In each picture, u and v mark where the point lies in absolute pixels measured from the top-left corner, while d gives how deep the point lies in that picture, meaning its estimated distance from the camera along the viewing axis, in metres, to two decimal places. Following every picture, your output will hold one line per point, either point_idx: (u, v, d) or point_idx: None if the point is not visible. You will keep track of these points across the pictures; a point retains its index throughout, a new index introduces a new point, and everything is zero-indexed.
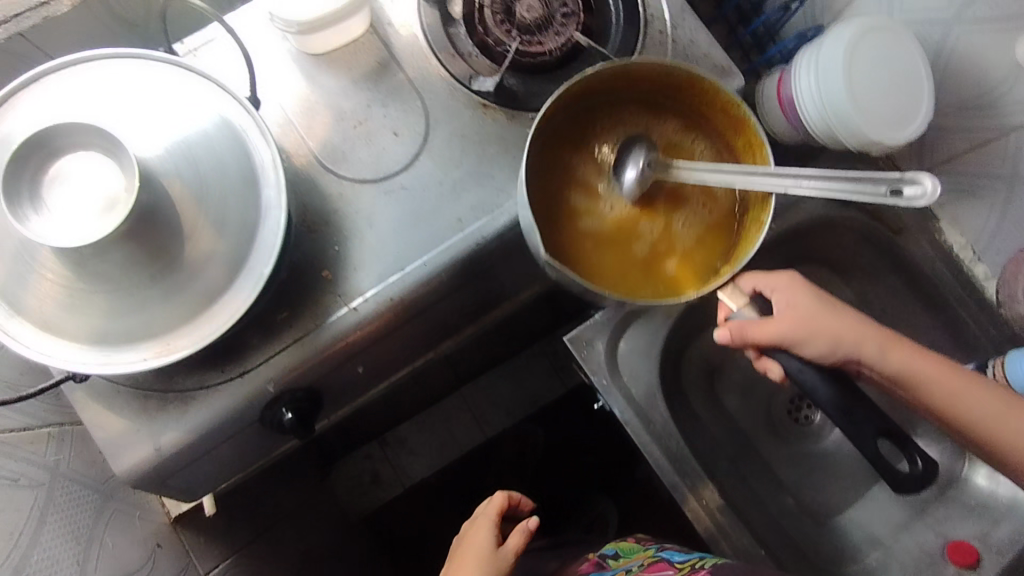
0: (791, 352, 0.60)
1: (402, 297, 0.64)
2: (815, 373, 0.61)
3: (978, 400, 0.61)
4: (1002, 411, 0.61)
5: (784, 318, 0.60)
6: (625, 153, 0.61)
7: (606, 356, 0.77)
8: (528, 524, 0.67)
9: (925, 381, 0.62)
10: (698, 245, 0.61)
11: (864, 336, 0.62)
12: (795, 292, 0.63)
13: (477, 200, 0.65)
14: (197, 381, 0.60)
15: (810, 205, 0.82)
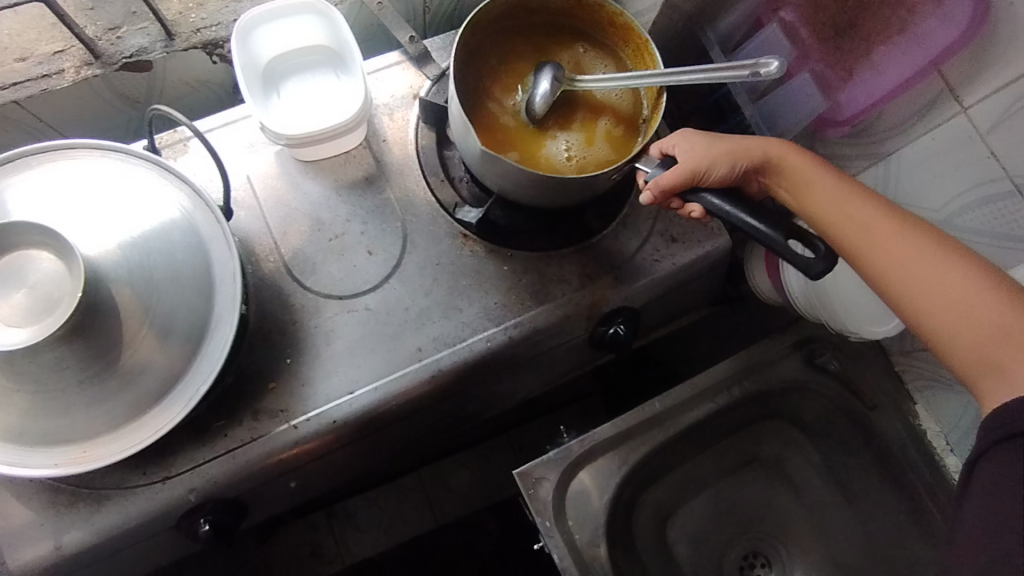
0: (722, 195, 0.54)
1: (346, 421, 0.61)
2: (697, 193, 0.55)
3: (972, 301, 0.45)
4: (991, 322, 0.44)
5: (693, 159, 0.55)
6: (532, 85, 0.61)
7: (554, 499, 0.73)
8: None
9: (894, 259, 0.48)
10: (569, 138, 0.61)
11: (858, 218, 0.50)
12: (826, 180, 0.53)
13: (439, 331, 0.63)
14: (115, 481, 0.58)
15: (785, 368, 0.81)
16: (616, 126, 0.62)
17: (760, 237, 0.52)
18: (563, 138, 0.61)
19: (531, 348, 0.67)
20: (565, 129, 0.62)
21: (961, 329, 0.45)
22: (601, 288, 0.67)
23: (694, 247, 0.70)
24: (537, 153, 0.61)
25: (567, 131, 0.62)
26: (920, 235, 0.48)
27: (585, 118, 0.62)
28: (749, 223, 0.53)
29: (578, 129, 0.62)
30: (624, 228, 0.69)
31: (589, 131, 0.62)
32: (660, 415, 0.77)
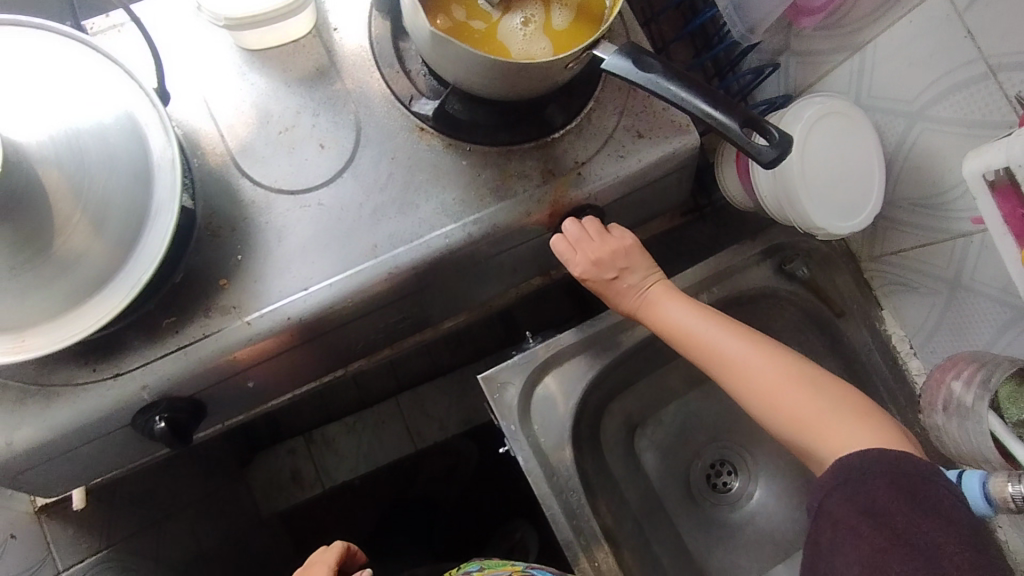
0: (684, 84, 0.51)
1: (302, 318, 0.60)
2: (658, 71, 0.52)
3: (795, 391, 0.60)
4: (848, 424, 0.57)
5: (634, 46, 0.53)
6: None
7: (519, 402, 0.73)
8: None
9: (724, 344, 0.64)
10: (531, 22, 0.58)
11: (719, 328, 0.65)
12: (633, 262, 0.70)
13: (395, 227, 0.62)
14: (65, 377, 0.57)
15: (754, 275, 0.80)
16: (579, 12, 0.59)
17: (725, 130, 0.50)
18: (522, 11, 0.58)
19: (492, 248, 0.66)
20: (525, 1, 0.58)
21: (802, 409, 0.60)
22: (565, 186, 0.66)
23: (661, 144, 0.68)
24: (496, 36, 0.58)
25: (528, 13, 0.58)
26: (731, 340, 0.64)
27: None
28: (710, 117, 0.50)
29: (540, 2, 0.58)
30: (588, 124, 0.67)
31: (551, 14, 0.58)
32: (627, 322, 0.76)
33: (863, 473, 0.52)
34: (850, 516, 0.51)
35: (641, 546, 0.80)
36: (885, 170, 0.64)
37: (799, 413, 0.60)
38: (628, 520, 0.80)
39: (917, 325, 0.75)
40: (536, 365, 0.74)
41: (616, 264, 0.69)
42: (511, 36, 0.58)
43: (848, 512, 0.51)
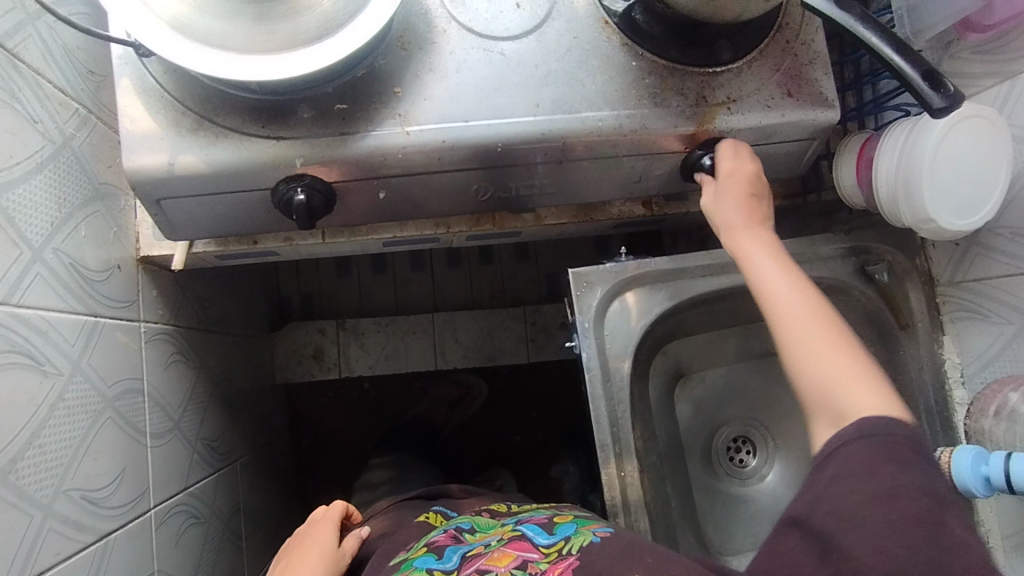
0: (876, 29, 0.56)
1: (454, 146, 0.65)
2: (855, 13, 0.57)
3: (833, 344, 0.56)
4: (855, 390, 0.54)
5: None
6: None
7: (598, 305, 0.77)
8: (363, 532, 0.81)
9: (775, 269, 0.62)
10: None
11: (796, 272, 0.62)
12: (754, 186, 0.69)
13: (559, 96, 0.66)
14: (236, 124, 0.61)
15: (835, 267, 0.85)
16: None
17: (904, 76, 0.55)
18: None
19: (630, 149, 0.70)
20: None
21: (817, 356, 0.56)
22: (712, 115, 0.71)
23: (806, 108, 0.73)
24: None
25: None
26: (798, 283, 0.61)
27: None
28: (895, 60, 0.55)
29: None
30: (748, 69, 0.72)
31: None
32: (716, 267, 0.80)
33: (882, 425, 0.50)
34: (865, 458, 0.49)
35: (659, 481, 0.83)
36: (1004, 188, 0.69)
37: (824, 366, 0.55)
38: (654, 455, 0.84)
39: (975, 354, 0.80)
40: (623, 276, 0.78)
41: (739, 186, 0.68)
42: None
43: (858, 457, 0.49)
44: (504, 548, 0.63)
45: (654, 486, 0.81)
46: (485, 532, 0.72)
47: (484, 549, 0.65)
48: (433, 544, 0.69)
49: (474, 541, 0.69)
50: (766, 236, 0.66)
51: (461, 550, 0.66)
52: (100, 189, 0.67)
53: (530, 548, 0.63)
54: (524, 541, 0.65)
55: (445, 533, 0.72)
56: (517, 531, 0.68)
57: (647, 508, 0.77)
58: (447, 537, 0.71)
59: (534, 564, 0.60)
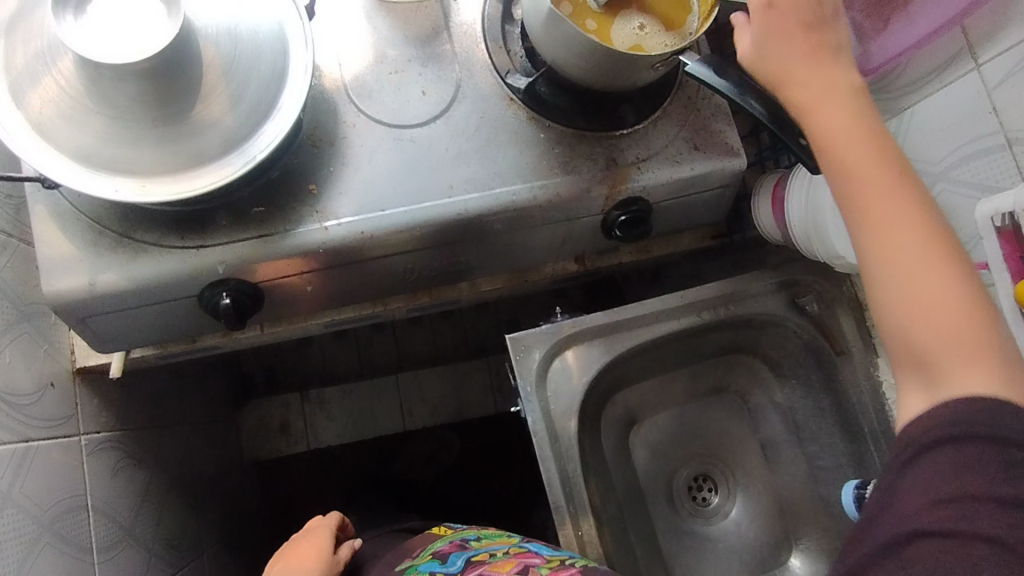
0: (752, 93, 0.60)
1: (374, 236, 0.66)
2: (732, 79, 0.61)
3: (932, 262, 0.46)
4: (965, 347, 0.46)
5: (715, 60, 0.62)
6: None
7: (538, 367, 0.79)
8: (354, 541, 0.81)
9: (880, 220, 0.47)
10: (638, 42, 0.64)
11: (914, 185, 0.47)
12: (825, 87, 0.50)
13: (472, 175, 0.69)
14: (154, 237, 0.62)
15: (767, 302, 0.87)
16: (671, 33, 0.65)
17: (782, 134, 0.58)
18: (633, 24, 0.65)
19: (549, 216, 0.73)
20: (636, 16, 0.65)
21: (932, 314, 0.46)
22: (622, 176, 0.73)
23: (713, 159, 0.76)
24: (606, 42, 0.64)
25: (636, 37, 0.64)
26: (901, 186, 0.47)
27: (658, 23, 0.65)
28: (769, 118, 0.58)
29: (649, 19, 0.65)
30: (653, 128, 0.75)
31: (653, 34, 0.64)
32: (650, 316, 0.83)
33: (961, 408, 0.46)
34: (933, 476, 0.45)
35: (619, 532, 0.83)
36: None
37: (934, 305, 0.46)
38: (612, 508, 0.83)
39: None
40: (560, 336, 0.80)
41: (814, 90, 0.50)
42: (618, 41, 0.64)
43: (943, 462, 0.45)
44: (509, 558, 0.65)
45: (614, 539, 0.81)
46: (491, 540, 0.73)
47: (489, 556, 0.67)
48: (441, 549, 0.71)
49: (479, 548, 0.70)
50: (876, 123, 0.49)
51: (466, 555, 0.68)
52: (27, 310, 0.68)
53: (537, 562, 0.64)
54: (528, 552, 0.67)
55: (451, 543, 0.74)
56: (523, 548, 0.69)
57: (609, 564, 0.77)
58: (455, 545, 0.72)
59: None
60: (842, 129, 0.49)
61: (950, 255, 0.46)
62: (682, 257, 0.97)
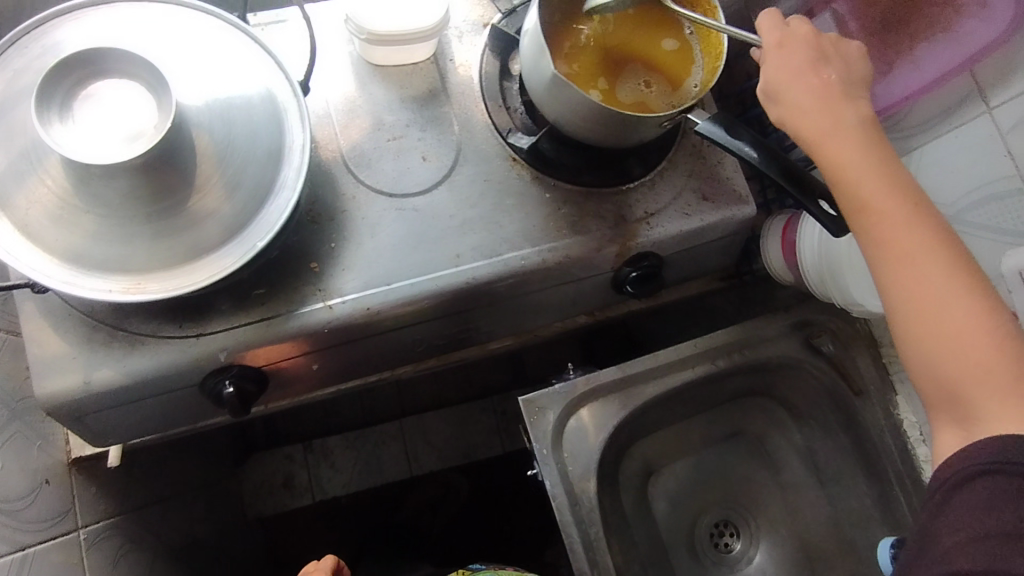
0: (761, 151, 0.59)
1: (380, 313, 0.64)
2: (746, 139, 0.60)
3: (968, 322, 0.46)
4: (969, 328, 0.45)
5: (724, 119, 0.61)
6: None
7: (553, 429, 0.76)
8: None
9: (900, 258, 0.47)
10: (639, 104, 0.65)
11: (943, 241, 0.47)
12: (840, 134, 0.50)
13: (479, 242, 0.67)
14: (151, 328, 0.59)
15: (782, 345, 0.85)
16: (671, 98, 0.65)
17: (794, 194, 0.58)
18: (636, 87, 0.66)
19: (559, 277, 0.71)
20: (639, 80, 0.66)
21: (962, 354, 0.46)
22: (631, 233, 0.71)
23: (723, 209, 0.74)
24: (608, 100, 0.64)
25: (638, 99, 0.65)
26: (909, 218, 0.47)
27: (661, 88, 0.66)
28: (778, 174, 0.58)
29: (650, 83, 0.66)
30: (661, 179, 0.73)
31: (654, 98, 0.65)
32: (664, 368, 0.81)
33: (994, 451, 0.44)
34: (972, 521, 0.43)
35: None
36: None
37: (936, 310, 0.46)
38: (636, 569, 0.81)
39: None
40: (575, 394, 0.77)
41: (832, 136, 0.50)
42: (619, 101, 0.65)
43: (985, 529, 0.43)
44: None
45: None
46: None
47: None
48: None
49: None
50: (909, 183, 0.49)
51: None
52: None
53: None
54: None
55: None
56: None
57: None
58: None
59: None
60: (870, 187, 0.49)
61: (985, 315, 0.45)
62: (691, 300, 0.95)
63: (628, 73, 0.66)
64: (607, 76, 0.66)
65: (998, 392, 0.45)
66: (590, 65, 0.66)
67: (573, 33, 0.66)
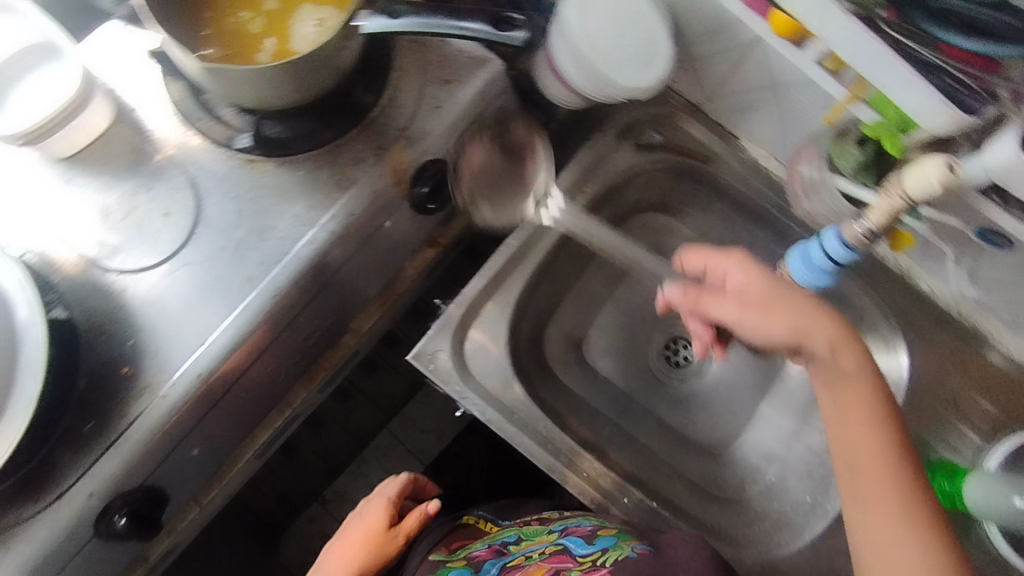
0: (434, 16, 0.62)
1: (214, 374, 0.62)
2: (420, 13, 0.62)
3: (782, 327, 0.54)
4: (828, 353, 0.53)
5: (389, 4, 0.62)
6: None
7: (455, 364, 0.76)
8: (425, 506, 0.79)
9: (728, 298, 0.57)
10: (320, 36, 0.61)
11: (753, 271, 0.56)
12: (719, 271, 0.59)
13: (264, 253, 0.65)
14: (13, 517, 0.59)
15: (616, 162, 0.84)
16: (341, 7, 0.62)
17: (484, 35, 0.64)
18: (308, 25, 0.62)
19: (361, 236, 0.69)
20: (307, 18, 0.62)
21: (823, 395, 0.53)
22: (399, 156, 0.69)
23: (469, 78, 0.71)
24: (287, 52, 0.61)
25: (316, 33, 0.61)
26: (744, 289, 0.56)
27: (328, 9, 0.62)
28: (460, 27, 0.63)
29: (318, 12, 0.62)
30: (398, 90, 0.71)
31: (327, 20, 0.61)
32: (523, 249, 0.80)
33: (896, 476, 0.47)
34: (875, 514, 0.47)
35: (626, 445, 0.82)
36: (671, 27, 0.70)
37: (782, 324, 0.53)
38: (607, 430, 0.82)
39: (774, 140, 0.78)
40: (455, 323, 0.77)
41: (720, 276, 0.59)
42: (300, 47, 0.61)
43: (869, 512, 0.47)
44: (540, 564, 0.63)
45: (625, 455, 0.81)
46: (529, 538, 0.71)
47: (524, 560, 0.66)
48: (473, 557, 0.72)
49: (517, 552, 0.69)
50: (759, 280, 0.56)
51: (500, 563, 0.68)
52: None
53: (570, 561, 0.62)
54: (564, 551, 0.64)
55: (488, 547, 0.73)
56: (561, 542, 0.66)
57: (633, 480, 0.77)
58: (489, 552, 0.72)
59: (608, 558, 0.59)
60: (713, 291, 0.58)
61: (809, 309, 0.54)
62: None
63: (292, 20, 0.62)
64: (274, 35, 0.62)
65: (858, 418, 0.50)
66: (253, 40, 0.61)
67: (214, 12, 0.62)
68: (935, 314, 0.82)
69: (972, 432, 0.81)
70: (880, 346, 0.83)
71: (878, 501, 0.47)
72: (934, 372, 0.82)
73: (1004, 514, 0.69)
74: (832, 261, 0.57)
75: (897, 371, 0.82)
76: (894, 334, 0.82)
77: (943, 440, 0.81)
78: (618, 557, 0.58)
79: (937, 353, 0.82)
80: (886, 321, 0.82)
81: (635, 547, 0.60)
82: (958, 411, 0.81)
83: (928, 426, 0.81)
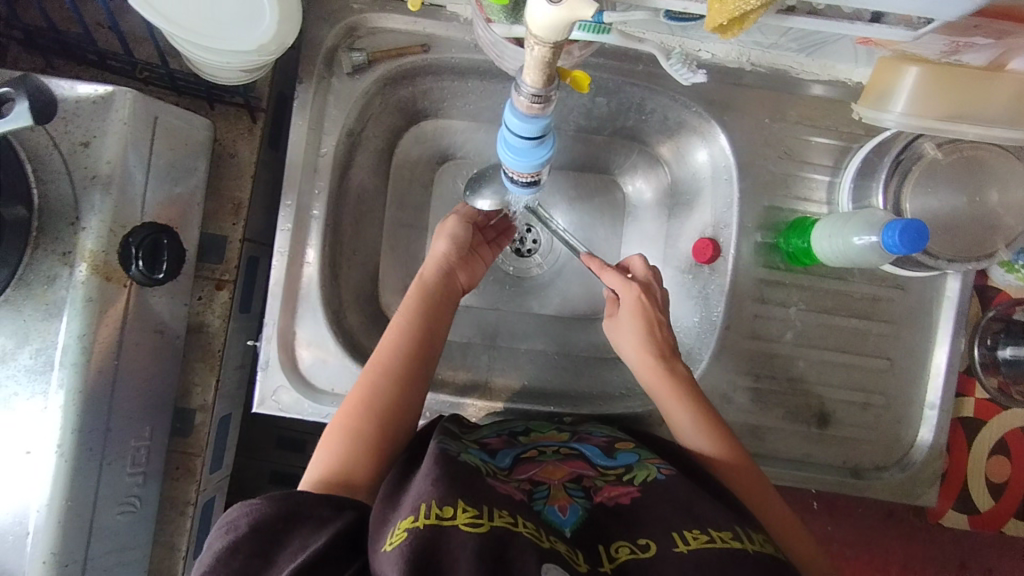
0: None
1: (58, 553, 0.61)
2: None
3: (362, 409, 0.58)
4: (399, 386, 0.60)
5: None
6: None
7: (298, 391, 0.71)
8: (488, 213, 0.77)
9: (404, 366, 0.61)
10: None
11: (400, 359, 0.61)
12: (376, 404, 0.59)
13: (22, 425, 0.60)
14: None
15: (337, 100, 0.72)
16: None
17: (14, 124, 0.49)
18: None
19: (112, 347, 0.63)
20: None
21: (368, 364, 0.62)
22: (88, 251, 0.60)
23: (105, 125, 0.60)
24: None
25: None
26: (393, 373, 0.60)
27: None
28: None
29: None
30: (41, 181, 0.60)
31: None
32: (294, 247, 0.71)
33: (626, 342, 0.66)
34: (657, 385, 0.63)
35: (508, 363, 0.79)
36: None
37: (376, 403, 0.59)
38: (484, 359, 0.79)
39: None
40: (275, 355, 0.70)
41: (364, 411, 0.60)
42: None
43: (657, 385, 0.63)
44: (559, 464, 0.61)
45: (511, 373, 0.78)
46: (540, 431, 0.68)
47: (538, 454, 0.62)
48: (486, 444, 0.62)
49: (532, 443, 0.65)
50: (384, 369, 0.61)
51: (513, 453, 0.62)
52: None
53: (595, 471, 0.60)
54: (580, 459, 0.62)
55: (496, 437, 0.65)
56: (574, 447, 0.64)
57: (521, 396, 0.76)
58: (501, 440, 0.64)
59: (634, 474, 0.58)
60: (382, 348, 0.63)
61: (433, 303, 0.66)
62: (270, 152, 0.81)
63: None
64: None
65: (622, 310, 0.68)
66: None
67: None
68: (726, 81, 0.72)
69: (820, 169, 0.73)
70: (697, 139, 0.75)
71: (656, 378, 0.63)
72: (753, 134, 0.73)
73: (851, 256, 0.66)
74: (528, 138, 0.51)
75: (722, 158, 0.73)
76: (703, 118, 0.73)
77: (793, 197, 0.73)
78: (645, 477, 0.57)
79: (753, 115, 0.73)
80: (690, 110, 0.73)
81: (660, 465, 0.59)
82: (800, 160, 0.73)
83: (774, 192, 0.73)
